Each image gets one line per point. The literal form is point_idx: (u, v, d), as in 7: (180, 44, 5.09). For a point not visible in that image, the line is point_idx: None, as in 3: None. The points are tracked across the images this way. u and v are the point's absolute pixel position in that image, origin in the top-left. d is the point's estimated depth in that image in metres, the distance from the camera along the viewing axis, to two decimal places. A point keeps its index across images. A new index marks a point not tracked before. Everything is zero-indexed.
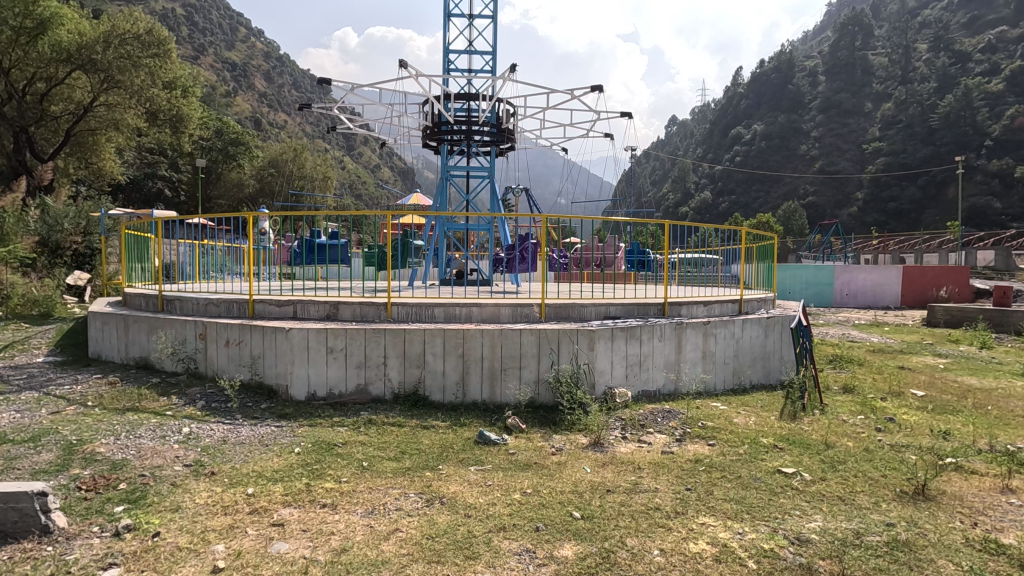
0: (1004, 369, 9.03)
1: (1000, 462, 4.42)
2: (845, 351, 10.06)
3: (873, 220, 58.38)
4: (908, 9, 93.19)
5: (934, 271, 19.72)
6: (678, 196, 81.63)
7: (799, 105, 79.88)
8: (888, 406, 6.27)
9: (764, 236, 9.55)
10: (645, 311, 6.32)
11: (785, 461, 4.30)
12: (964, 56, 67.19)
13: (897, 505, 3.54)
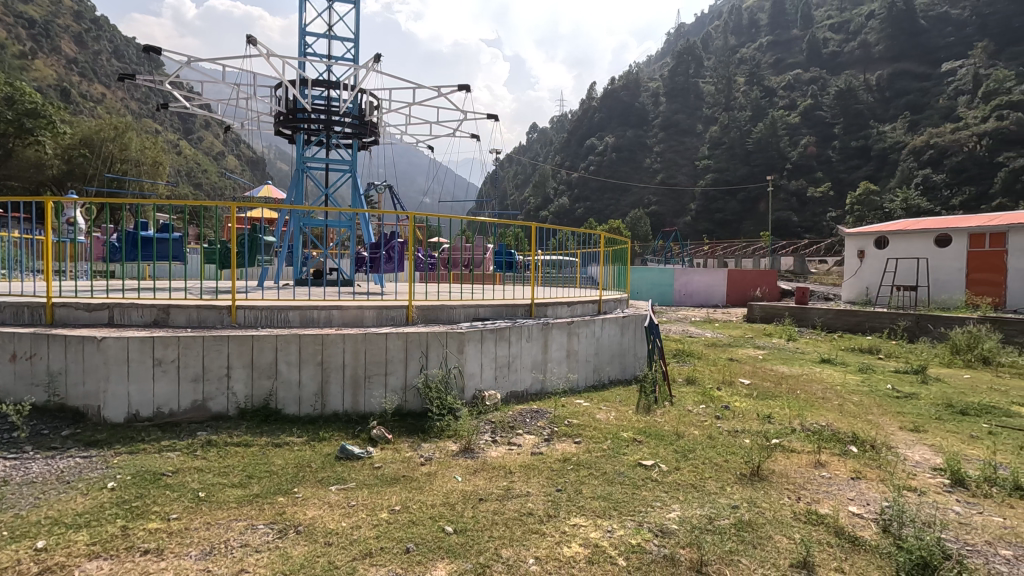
0: (805, 358, 10.67)
1: (812, 440, 5.12)
2: (686, 346, 11.17)
3: (704, 229, 66.10)
4: (730, 46, 107.44)
5: (753, 274, 22.76)
6: (539, 200, 85.13)
7: (644, 122, 87.85)
8: (723, 395, 7.02)
9: (618, 241, 10.12)
10: (514, 312, 6.36)
11: (644, 453, 4.55)
12: (772, 92, 79.16)
13: (739, 487, 3.91)
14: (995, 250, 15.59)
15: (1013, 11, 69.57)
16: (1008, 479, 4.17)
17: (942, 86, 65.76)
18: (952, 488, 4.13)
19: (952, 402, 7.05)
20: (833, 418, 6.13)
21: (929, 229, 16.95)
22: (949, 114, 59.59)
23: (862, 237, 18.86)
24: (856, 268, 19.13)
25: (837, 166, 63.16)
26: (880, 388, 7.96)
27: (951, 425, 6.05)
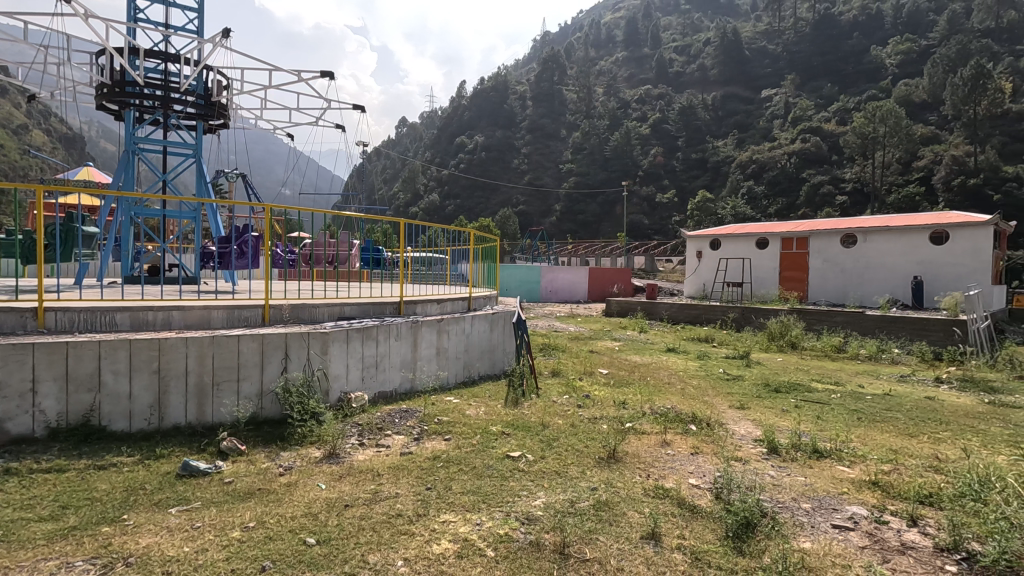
0: (655, 347, 11.80)
1: (659, 422, 5.66)
2: (551, 340, 11.75)
3: (568, 229, 69.51)
4: (591, 58, 114.53)
5: (610, 271, 24.45)
6: (409, 196, 83.37)
7: (512, 124, 90.08)
8: (584, 385, 7.48)
9: (486, 238, 10.29)
10: (381, 310, 6.17)
11: (512, 446, 4.69)
12: (626, 104, 85.85)
13: (597, 470, 4.20)
14: (800, 251, 18.48)
15: (812, 51, 83.22)
16: (807, 444, 4.99)
17: (761, 110, 76.45)
18: (768, 455, 4.83)
19: (768, 381, 8.28)
20: (676, 401, 6.85)
21: (752, 233, 19.58)
22: (767, 135, 69.54)
23: (700, 239, 21.20)
24: (695, 267, 21.47)
25: (681, 175, 70.36)
26: (715, 372, 9.11)
27: (768, 401, 7.10)
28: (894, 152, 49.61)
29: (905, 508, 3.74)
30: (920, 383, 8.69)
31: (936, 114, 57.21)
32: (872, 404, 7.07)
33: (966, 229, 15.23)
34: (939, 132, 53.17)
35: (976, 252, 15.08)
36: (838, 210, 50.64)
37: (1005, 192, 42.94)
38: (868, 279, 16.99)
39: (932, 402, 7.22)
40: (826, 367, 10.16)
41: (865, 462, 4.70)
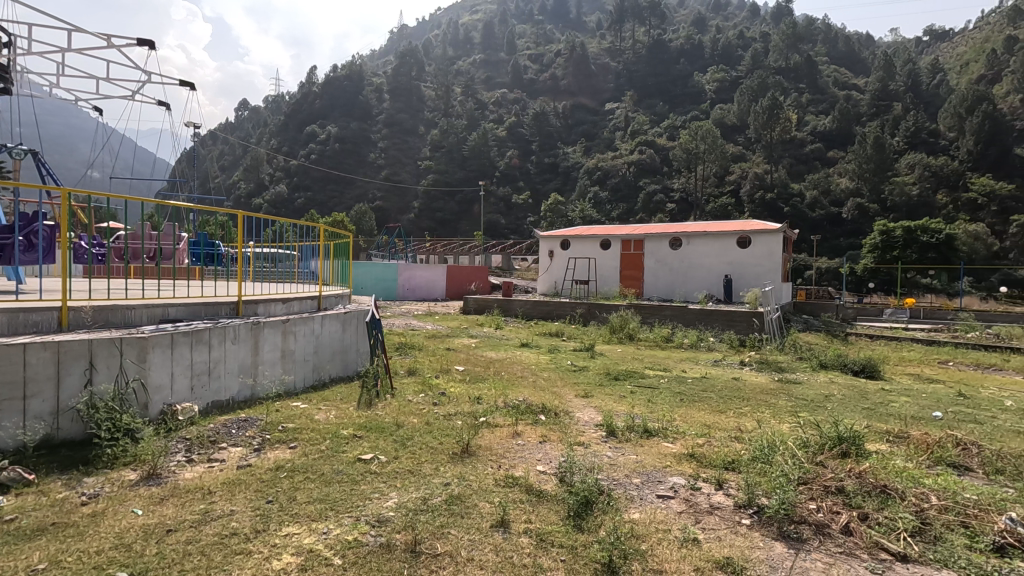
0: (510, 343, 12.27)
1: (512, 414, 5.90)
2: (409, 338, 11.61)
3: (427, 227, 68.67)
4: (449, 56, 114.74)
5: (468, 269, 24.87)
6: (251, 185, 75.89)
7: (367, 116, 86.50)
8: (442, 382, 7.51)
9: (339, 233, 9.78)
10: (215, 311, 5.60)
11: (364, 448, 4.55)
12: (484, 106, 87.51)
13: (451, 466, 4.25)
14: (637, 252, 20.44)
15: (647, 72, 92.23)
16: (640, 425, 5.56)
17: (605, 121, 82.92)
18: (607, 438, 5.30)
19: (609, 371, 9.06)
20: (529, 393, 7.21)
21: (597, 234, 21.19)
22: (610, 144, 75.59)
23: (551, 239, 22.40)
24: (547, 265, 22.64)
25: (535, 178, 73.51)
26: (563, 364, 9.72)
27: (609, 389, 7.78)
28: (712, 167, 57.05)
29: (713, 474, 4.35)
30: (729, 366, 10.17)
31: (742, 136, 66.90)
32: (691, 386, 8.10)
33: (764, 235, 18.03)
34: (745, 152, 62.30)
35: (771, 254, 17.92)
36: (668, 216, 56.73)
37: (793, 206, 51.73)
38: (691, 277, 19.36)
39: (737, 382, 8.53)
40: (657, 356, 11.40)
41: (684, 437, 5.38)
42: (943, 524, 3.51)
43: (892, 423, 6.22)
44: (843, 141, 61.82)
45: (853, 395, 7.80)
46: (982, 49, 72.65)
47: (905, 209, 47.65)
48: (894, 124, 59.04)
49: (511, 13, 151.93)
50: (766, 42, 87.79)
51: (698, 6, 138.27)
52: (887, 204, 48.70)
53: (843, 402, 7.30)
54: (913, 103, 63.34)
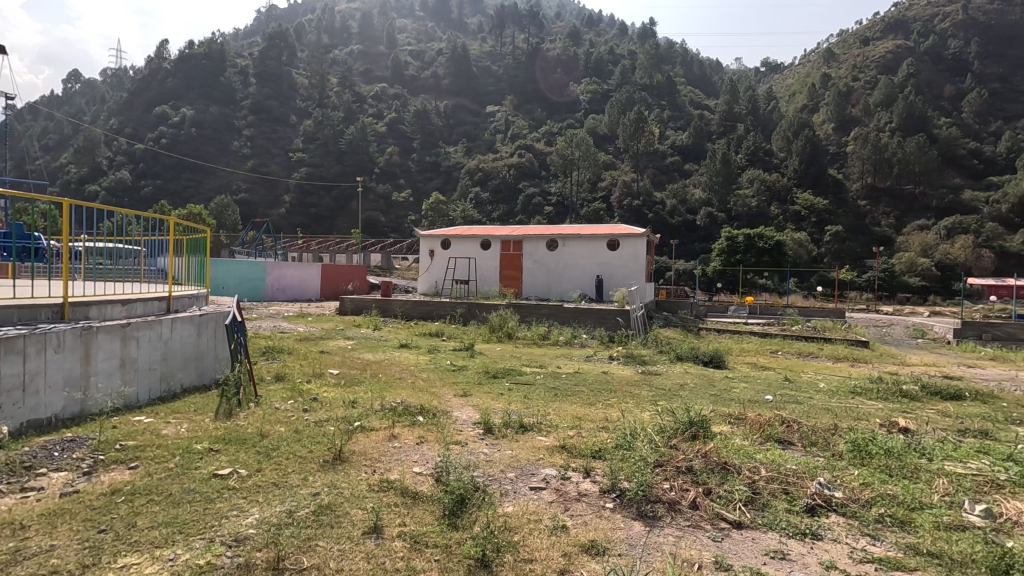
0: (388, 344, 11.96)
1: (388, 417, 5.77)
2: (276, 342, 10.81)
3: (298, 222, 64.43)
4: (324, 44, 108.96)
5: (345, 268, 23.91)
6: (84, 169, 65.62)
7: (230, 100, 79.12)
8: (313, 388, 7.11)
9: (195, 228, 8.87)
10: (33, 315, 4.81)
11: (221, 463, 4.17)
12: (362, 99, 84.39)
13: (320, 474, 4.05)
14: (516, 253, 21.00)
15: (526, 78, 94.99)
16: (515, 421, 5.72)
17: (486, 124, 84.03)
18: (484, 435, 5.38)
19: (488, 369, 9.20)
20: (406, 395, 7.10)
21: (477, 234, 21.40)
22: (491, 146, 76.78)
23: (431, 238, 22.18)
24: (427, 265, 22.38)
25: (416, 176, 72.42)
26: (442, 364, 9.69)
27: (486, 387, 7.90)
28: (586, 173, 60.23)
29: (581, 462, 4.62)
30: (599, 361, 10.84)
31: (612, 146, 71.57)
32: (565, 381, 8.50)
33: (630, 239, 19.47)
34: (614, 161, 66.71)
35: (636, 257, 19.39)
36: (546, 218, 58.86)
37: (655, 212, 56.41)
38: (566, 277, 20.33)
39: (606, 375, 9.16)
40: (535, 353, 11.79)
41: (556, 430, 5.63)
42: (770, 491, 4.07)
43: (732, 407, 7.06)
44: (697, 155, 68.69)
45: (703, 383, 8.73)
46: (804, 83, 84.97)
47: (746, 218, 54.18)
48: (738, 143, 66.82)
49: (390, 7, 148.04)
50: (633, 59, 94.85)
51: (573, 19, 145.31)
52: (732, 214, 55.01)
53: (694, 390, 8.12)
54: (752, 125, 72.26)
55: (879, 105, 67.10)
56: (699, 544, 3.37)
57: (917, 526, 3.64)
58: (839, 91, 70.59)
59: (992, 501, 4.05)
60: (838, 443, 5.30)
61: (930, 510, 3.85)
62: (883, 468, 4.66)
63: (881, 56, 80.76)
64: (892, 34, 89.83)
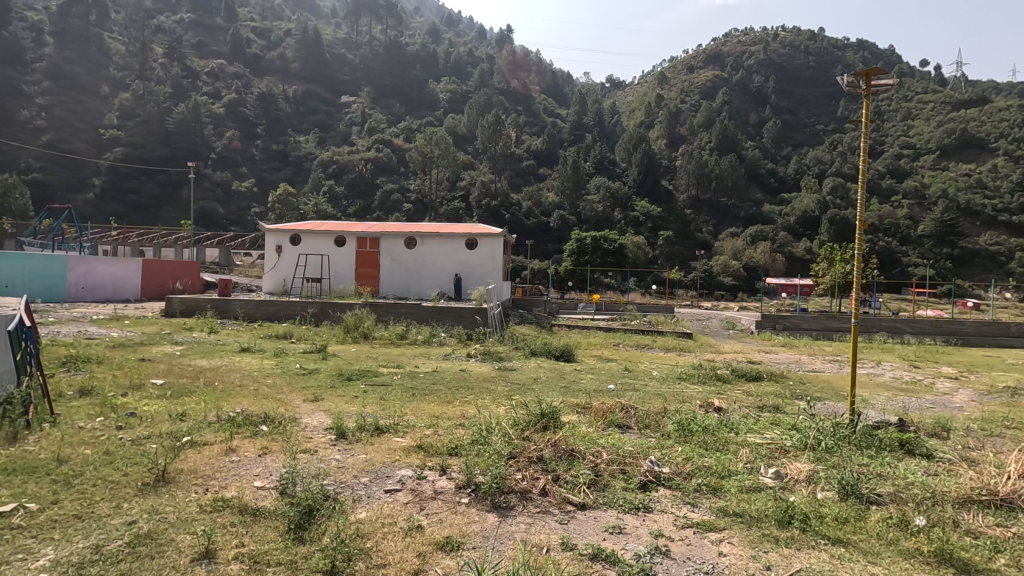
0: (226, 348, 10.79)
1: (224, 428, 5.23)
2: (79, 350, 9.17)
3: (112, 210, 55.22)
4: (145, 8, 95.01)
5: (172, 264, 21.16)
6: None
7: (17, 60, 65.26)
8: (129, 402, 6.16)
9: None
10: None
11: (0, 499, 3.44)
12: (194, 75, 75.34)
13: (138, 500, 3.54)
14: (373, 250, 20.29)
15: (383, 71, 92.24)
16: (371, 424, 5.55)
17: (340, 114, 80.05)
18: (337, 441, 5.13)
19: (342, 371, 8.78)
20: (247, 403, 6.49)
21: (331, 230, 20.28)
22: (346, 138, 73.23)
23: (279, 233, 20.50)
24: (274, 262, 20.65)
25: (260, 164, 66.36)
26: (290, 368, 9.01)
27: (340, 390, 7.53)
28: (445, 172, 60.24)
29: (438, 461, 4.62)
30: (457, 359, 10.93)
31: (471, 146, 72.50)
32: (423, 380, 8.43)
33: (488, 239, 19.95)
34: (473, 161, 67.60)
35: (494, 256, 19.92)
36: (405, 215, 57.66)
37: (512, 213, 58.26)
38: (424, 276, 20.17)
39: (464, 373, 9.28)
40: (391, 353, 11.49)
41: (413, 430, 5.56)
42: (609, 473, 4.45)
43: (580, 397, 7.59)
44: (550, 161, 72.39)
45: (554, 377, 9.27)
46: (642, 101, 93.95)
47: (594, 222, 58.49)
48: (586, 151, 71.77)
49: None
50: (491, 63, 97.02)
51: (432, 17, 144.65)
52: (582, 217, 58.98)
53: (546, 383, 8.58)
54: (598, 136, 78.12)
55: (701, 126, 76.73)
56: (547, 529, 3.57)
57: (725, 490, 4.24)
58: (670, 111, 79.39)
59: (780, 464, 4.88)
60: (666, 424, 5.97)
61: (735, 476, 4.51)
62: (700, 443, 5.35)
63: (702, 84, 92.27)
64: (711, 65, 103.19)
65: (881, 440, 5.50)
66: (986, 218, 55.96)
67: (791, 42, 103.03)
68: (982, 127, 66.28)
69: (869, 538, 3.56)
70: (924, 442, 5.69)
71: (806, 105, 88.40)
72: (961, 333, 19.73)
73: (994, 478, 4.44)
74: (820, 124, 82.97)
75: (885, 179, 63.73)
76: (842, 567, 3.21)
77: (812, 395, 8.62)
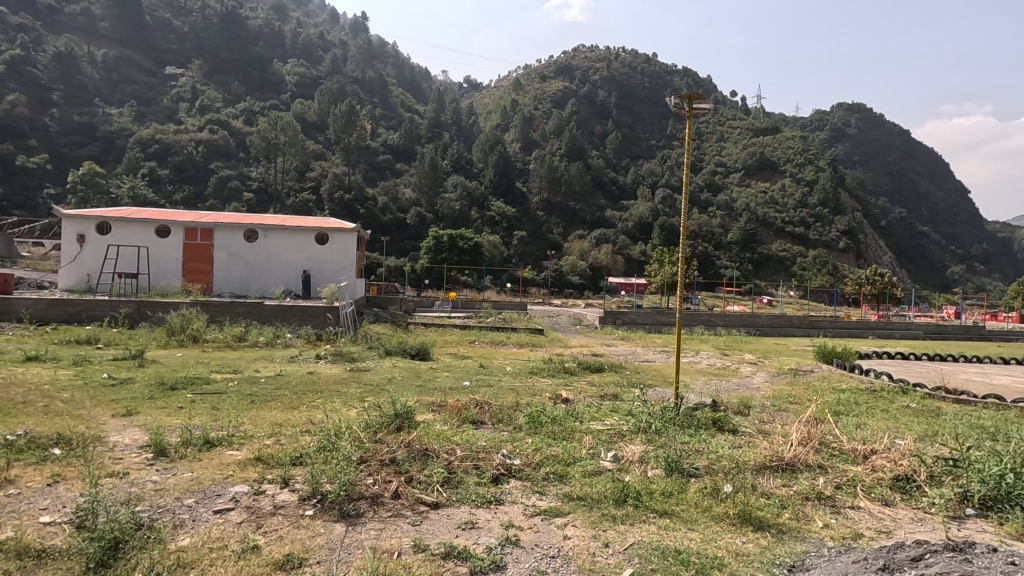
0: (5, 358, 8.84)
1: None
2: None
3: None
4: None
5: None
6: None
7: None
8: None
9: None
10: None
11: None
12: None
13: None
14: (204, 243, 18.17)
15: (219, 43, 82.97)
16: (200, 438, 4.93)
17: (164, 87, 70.38)
18: (155, 460, 4.48)
19: (164, 379, 7.68)
20: (34, 423, 5.37)
21: (151, 219, 17.73)
22: (171, 116, 64.47)
23: (80, 220, 17.38)
24: (74, 254, 17.45)
25: (56, 137, 55.52)
26: (95, 379, 7.65)
27: (161, 401, 6.60)
28: (293, 160, 56.05)
29: (279, 473, 4.26)
30: (304, 361, 10.19)
31: (322, 135, 68.28)
32: (265, 386, 7.72)
33: (340, 234, 18.92)
34: (324, 151, 63.87)
35: (346, 252, 18.98)
36: (245, 205, 52.35)
37: (367, 208, 56.11)
38: (267, 272, 18.53)
39: (311, 376, 8.69)
40: (227, 357, 10.35)
41: (251, 441, 5.07)
42: (462, 469, 4.48)
43: (436, 395, 7.55)
44: (407, 156, 71.04)
45: (410, 376, 9.11)
46: (497, 104, 96.38)
47: (451, 220, 58.61)
48: (443, 149, 71.68)
49: None
50: (344, 50, 92.59)
51: None
52: (439, 215, 58.76)
53: (401, 383, 8.41)
54: (455, 135, 78.58)
55: (552, 133, 81.07)
56: (400, 532, 3.48)
57: (570, 476, 4.51)
58: (524, 117, 82.75)
59: (618, 447, 5.33)
60: (518, 417, 6.20)
61: (579, 462, 4.83)
62: (548, 433, 5.64)
63: (553, 93, 97.58)
64: (561, 76, 109.45)
65: (699, 420, 6.30)
66: (778, 229, 67.02)
67: (630, 62, 113.39)
68: (775, 152, 79.10)
69: (689, 507, 4.04)
70: (731, 419, 6.63)
71: (642, 121, 97.84)
72: (758, 325, 23.41)
73: (781, 445, 5.30)
74: (653, 140, 92.41)
75: (703, 192, 73.04)
76: (665, 536, 3.59)
77: (645, 383, 9.61)
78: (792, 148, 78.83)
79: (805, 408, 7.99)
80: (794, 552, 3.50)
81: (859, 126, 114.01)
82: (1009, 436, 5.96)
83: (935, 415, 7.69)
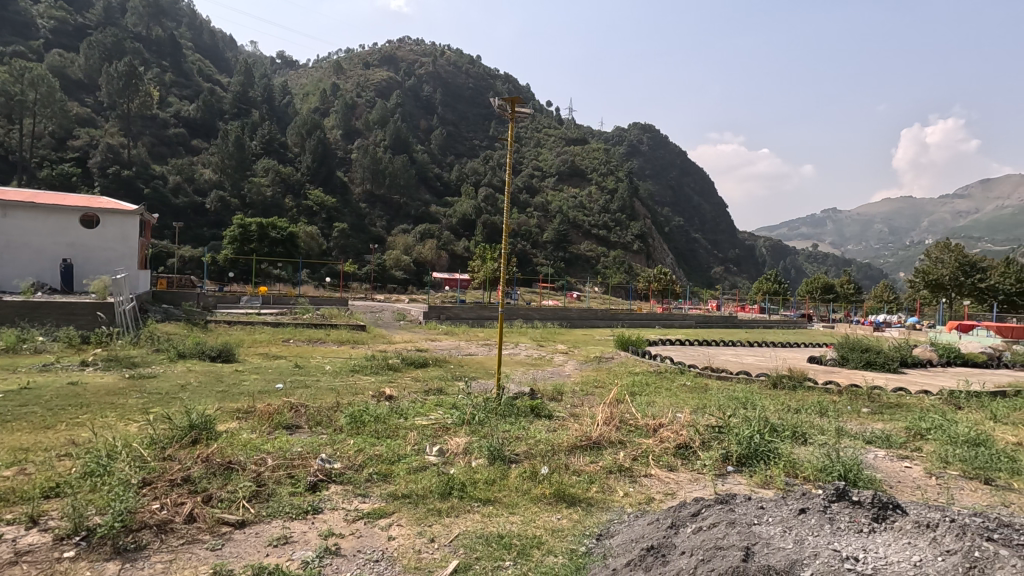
0: None
1: None
2: None
3: None
4: None
5: None
6: None
7: None
8: None
9: None
10: None
11: None
12: None
13: None
14: None
15: None
16: None
17: None
18: None
19: None
20: None
21: None
22: None
23: None
24: None
25: None
26: None
27: None
28: (47, 122, 45.51)
29: (25, 509, 3.40)
30: (64, 370, 8.30)
31: (91, 97, 56.50)
32: (4, 403, 6.09)
33: (115, 216, 15.87)
34: (94, 116, 53.09)
35: (124, 238, 15.99)
36: None
37: (153, 188, 48.13)
38: (7, 259, 14.76)
39: (75, 386, 7.09)
40: None
41: None
42: (274, 480, 4.06)
43: (242, 400, 6.77)
44: (206, 132, 62.62)
45: (210, 380, 8.02)
46: (315, 87, 90.04)
47: (261, 207, 53.08)
48: (251, 129, 64.52)
49: None
50: None
51: None
52: (245, 200, 52.94)
53: (200, 389, 7.35)
54: (266, 113, 71.49)
55: (375, 123, 78.49)
56: (196, 560, 3.03)
57: (395, 474, 4.39)
58: (345, 103, 78.75)
59: (442, 441, 5.32)
60: (338, 419, 5.81)
61: (403, 460, 4.71)
62: (371, 433, 5.40)
63: (377, 82, 94.54)
64: (385, 65, 106.54)
65: (518, 408, 6.62)
66: (585, 231, 74.06)
67: (454, 61, 115.00)
68: (584, 161, 87.15)
69: (511, 492, 4.22)
70: (546, 406, 7.08)
71: (466, 121, 99.77)
72: (569, 318, 25.52)
73: (590, 427, 5.84)
74: (476, 139, 94.89)
75: (522, 193, 77.31)
76: (489, 523, 3.68)
77: (469, 375, 9.88)
78: (598, 159, 87.70)
79: (608, 391, 8.94)
80: (600, 522, 3.86)
81: (650, 144, 131.17)
82: (753, 405, 7.42)
83: (704, 390, 9.23)
